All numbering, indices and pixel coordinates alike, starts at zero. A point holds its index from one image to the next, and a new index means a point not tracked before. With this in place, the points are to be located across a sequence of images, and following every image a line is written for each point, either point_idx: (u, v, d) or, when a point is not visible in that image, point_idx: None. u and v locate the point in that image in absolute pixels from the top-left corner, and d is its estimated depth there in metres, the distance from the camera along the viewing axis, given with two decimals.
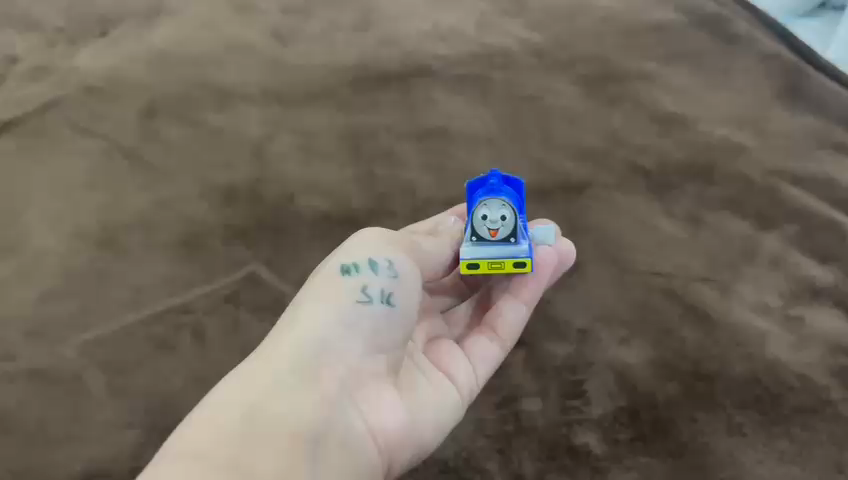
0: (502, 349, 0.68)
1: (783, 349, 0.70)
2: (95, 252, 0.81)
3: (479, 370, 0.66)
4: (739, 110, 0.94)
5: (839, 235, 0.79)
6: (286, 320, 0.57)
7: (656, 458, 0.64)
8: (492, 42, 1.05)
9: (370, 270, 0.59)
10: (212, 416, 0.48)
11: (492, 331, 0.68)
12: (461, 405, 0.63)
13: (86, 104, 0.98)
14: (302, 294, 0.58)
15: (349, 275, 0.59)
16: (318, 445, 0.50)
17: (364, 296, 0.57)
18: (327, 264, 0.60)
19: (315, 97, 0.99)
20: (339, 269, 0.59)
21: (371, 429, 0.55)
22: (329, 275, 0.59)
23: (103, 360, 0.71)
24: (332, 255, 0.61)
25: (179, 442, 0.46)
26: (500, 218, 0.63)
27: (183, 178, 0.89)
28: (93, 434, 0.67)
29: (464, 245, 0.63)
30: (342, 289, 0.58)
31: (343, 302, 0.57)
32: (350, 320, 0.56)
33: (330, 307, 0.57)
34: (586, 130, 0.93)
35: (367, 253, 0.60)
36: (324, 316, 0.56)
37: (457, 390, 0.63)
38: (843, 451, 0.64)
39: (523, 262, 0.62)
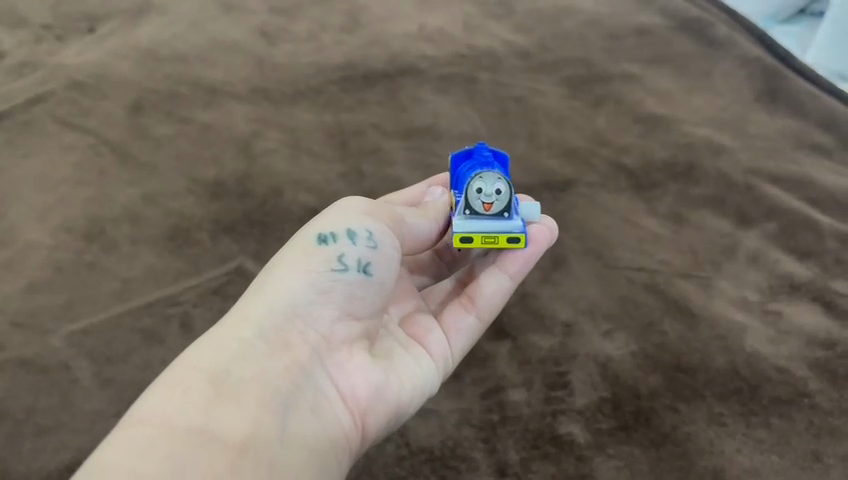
0: (479, 321, 0.68)
1: (761, 342, 0.71)
2: (82, 245, 0.82)
3: (454, 342, 0.67)
4: (720, 112, 0.96)
5: (817, 233, 0.81)
6: (258, 287, 0.58)
7: (638, 447, 0.65)
8: (479, 44, 1.07)
9: (348, 240, 0.60)
10: (181, 379, 0.50)
11: (470, 302, 0.68)
12: (437, 372, 0.64)
13: (77, 101, 0.99)
14: (276, 262, 0.59)
15: (326, 244, 0.60)
16: (286, 408, 0.51)
17: (340, 265, 0.58)
18: (305, 233, 0.61)
19: (304, 95, 1.00)
20: (316, 239, 0.60)
21: (341, 395, 0.56)
22: (304, 244, 0.60)
23: (91, 350, 0.72)
24: (311, 224, 0.62)
25: (148, 403, 0.48)
26: (495, 192, 0.64)
27: (172, 174, 0.90)
28: (79, 422, 0.67)
29: (456, 219, 0.64)
30: (317, 257, 0.59)
31: (318, 270, 0.58)
32: (324, 288, 0.57)
33: (305, 275, 0.58)
34: (571, 129, 0.94)
35: (345, 223, 0.61)
36: (298, 284, 0.57)
37: (432, 360, 0.64)
38: (820, 441, 0.65)
39: (518, 237, 0.64)
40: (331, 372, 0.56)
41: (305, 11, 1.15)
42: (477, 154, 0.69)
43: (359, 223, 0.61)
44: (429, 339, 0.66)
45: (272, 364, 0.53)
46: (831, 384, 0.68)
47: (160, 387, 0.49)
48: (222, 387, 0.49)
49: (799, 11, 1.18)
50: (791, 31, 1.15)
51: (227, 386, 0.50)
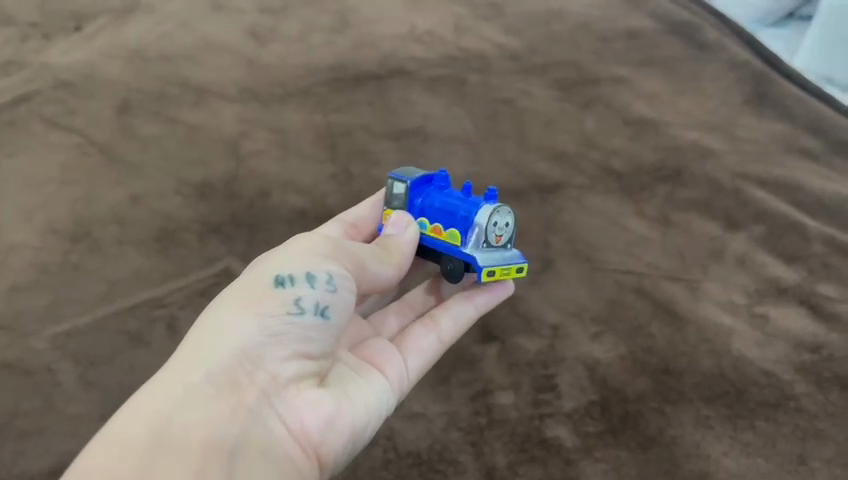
0: (440, 342, 0.65)
1: (748, 345, 0.72)
2: (68, 246, 0.81)
3: (412, 363, 0.63)
4: (708, 115, 0.96)
5: (804, 236, 0.81)
6: (206, 323, 0.52)
7: (625, 450, 0.65)
8: (469, 45, 1.07)
9: (306, 283, 0.54)
10: (119, 434, 0.45)
11: (430, 326, 0.66)
12: (395, 400, 0.60)
13: (64, 100, 0.98)
14: (226, 297, 0.53)
15: (282, 284, 0.54)
16: (236, 462, 0.46)
17: (296, 309, 0.53)
18: (260, 268, 0.55)
19: (293, 96, 0.99)
20: (270, 277, 0.54)
21: (297, 439, 0.51)
22: (259, 282, 0.54)
23: (75, 352, 0.71)
24: (267, 259, 0.56)
25: (83, 463, 0.43)
26: (505, 224, 0.65)
27: (159, 175, 0.89)
28: (63, 426, 0.67)
29: (478, 252, 0.63)
30: (271, 301, 0.53)
31: (271, 313, 0.52)
32: (278, 332, 0.52)
33: (258, 317, 0.52)
34: (560, 132, 0.94)
35: (304, 262, 0.55)
36: (249, 326, 0.51)
37: (387, 382, 0.59)
38: (806, 444, 0.65)
39: (523, 267, 0.66)
40: (285, 416, 0.51)
41: (294, 11, 1.15)
42: (443, 178, 0.68)
43: (318, 263, 0.55)
44: (386, 363, 0.61)
45: (219, 413, 0.48)
46: (817, 387, 0.68)
47: (96, 443, 0.44)
48: (165, 440, 0.45)
49: (787, 15, 1.19)
50: (780, 35, 1.16)
51: (171, 438, 0.45)
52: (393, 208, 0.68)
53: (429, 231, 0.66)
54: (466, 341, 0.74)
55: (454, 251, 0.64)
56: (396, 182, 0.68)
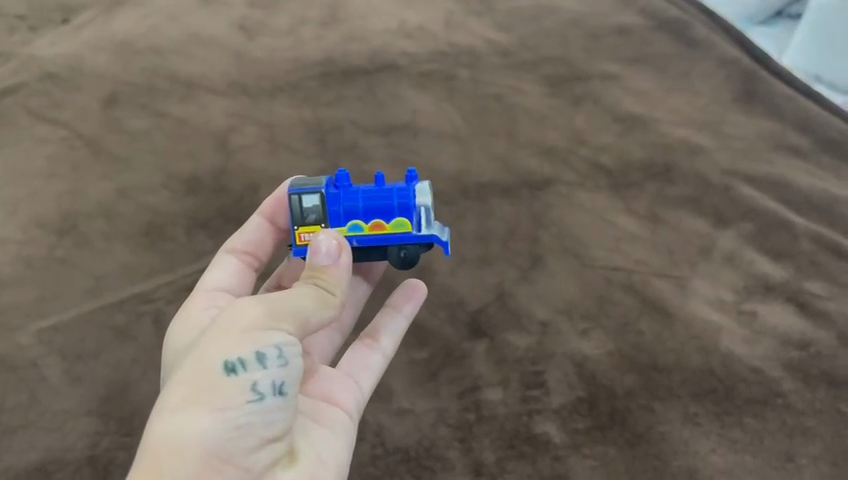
0: (384, 358, 0.64)
1: (736, 342, 0.72)
2: (53, 240, 0.80)
3: (364, 384, 0.61)
4: (697, 112, 0.96)
5: (792, 234, 0.81)
6: (157, 430, 0.45)
7: (613, 446, 0.65)
8: (460, 40, 1.06)
9: (259, 366, 0.46)
10: None
11: (372, 344, 0.63)
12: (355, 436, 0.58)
13: (50, 93, 0.97)
14: (172, 393, 0.46)
15: (232, 371, 0.46)
16: None
17: (254, 397, 0.46)
18: (203, 350, 0.47)
19: (282, 90, 0.99)
20: (216, 363, 0.46)
21: None
22: (205, 371, 0.46)
23: (61, 347, 0.71)
24: (210, 336, 0.48)
25: None
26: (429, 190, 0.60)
27: (147, 169, 0.89)
28: (48, 422, 0.66)
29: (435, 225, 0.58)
30: (225, 393, 0.46)
31: (229, 408, 0.45)
32: (240, 427, 0.45)
33: (215, 416, 0.45)
34: (550, 128, 0.94)
35: (252, 337, 0.47)
36: (207, 430, 0.45)
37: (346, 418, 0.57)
38: (793, 440, 0.65)
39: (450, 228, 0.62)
40: None
41: (284, 5, 1.14)
42: (345, 177, 0.57)
43: (266, 335, 0.47)
44: (338, 394, 0.58)
45: None
46: (804, 384, 0.69)
47: None
48: None
49: (776, 13, 1.19)
50: (769, 33, 1.16)
51: None
52: (310, 226, 0.56)
53: (367, 231, 0.57)
54: (455, 337, 0.73)
55: (406, 239, 0.57)
56: (303, 196, 0.56)
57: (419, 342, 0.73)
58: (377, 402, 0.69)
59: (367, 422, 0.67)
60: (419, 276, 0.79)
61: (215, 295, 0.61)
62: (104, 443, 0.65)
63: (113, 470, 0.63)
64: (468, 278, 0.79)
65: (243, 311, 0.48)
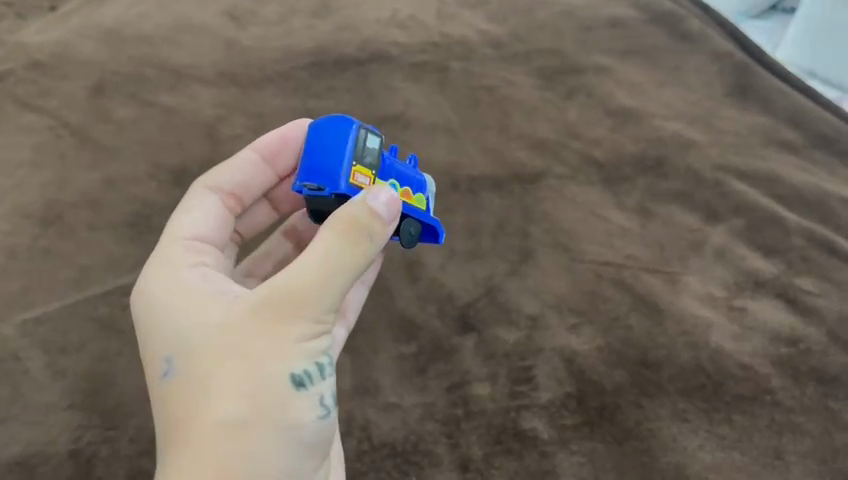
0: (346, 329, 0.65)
1: (726, 339, 0.72)
2: (38, 231, 0.79)
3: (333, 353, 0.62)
4: (690, 107, 0.95)
5: (783, 229, 0.81)
6: (233, 443, 0.48)
7: (602, 443, 0.65)
8: (452, 30, 1.05)
9: (321, 378, 0.51)
10: None
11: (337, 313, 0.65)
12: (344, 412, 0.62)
13: (36, 80, 0.95)
14: (238, 404, 0.49)
15: (300, 385, 0.50)
16: None
17: (322, 410, 0.51)
18: (264, 361, 0.49)
19: (271, 80, 0.97)
20: (286, 377, 0.50)
21: None
22: (273, 384, 0.49)
23: (43, 340, 0.71)
24: (267, 343, 0.50)
25: None
26: None
27: (133, 159, 0.87)
28: (31, 416, 0.66)
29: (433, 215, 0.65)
30: (299, 408, 0.50)
31: (302, 422, 0.50)
32: (311, 439, 0.51)
33: (289, 428, 0.49)
34: (542, 121, 0.93)
35: (311, 348, 0.51)
36: (286, 445, 0.49)
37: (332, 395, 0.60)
38: (782, 437, 0.66)
39: None
40: None
41: None
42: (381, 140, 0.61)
43: (319, 342, 0.51)
44: None
45: None
46: (793, 380, 0.69)
47: None
48: None
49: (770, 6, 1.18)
50: (764, 28, 1.15)
51: None
52: (364, 168, 0.56)
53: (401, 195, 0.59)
54: (444, 331, 0.73)
55: (420, 216, 0.61)
56: (368, 137, 0.57)
57: (408, 335, 0.73)
58: (364, 397, 0.68)
59: (354, 418, 0.67)
60: (407, 269, 0.78)
61: (204, 250, 0.60)
62: (87, 436, 0.65)
63: (95, 464, 0.63)
64: (457, 272, 0.78)
65: (297, 314, 0.50)
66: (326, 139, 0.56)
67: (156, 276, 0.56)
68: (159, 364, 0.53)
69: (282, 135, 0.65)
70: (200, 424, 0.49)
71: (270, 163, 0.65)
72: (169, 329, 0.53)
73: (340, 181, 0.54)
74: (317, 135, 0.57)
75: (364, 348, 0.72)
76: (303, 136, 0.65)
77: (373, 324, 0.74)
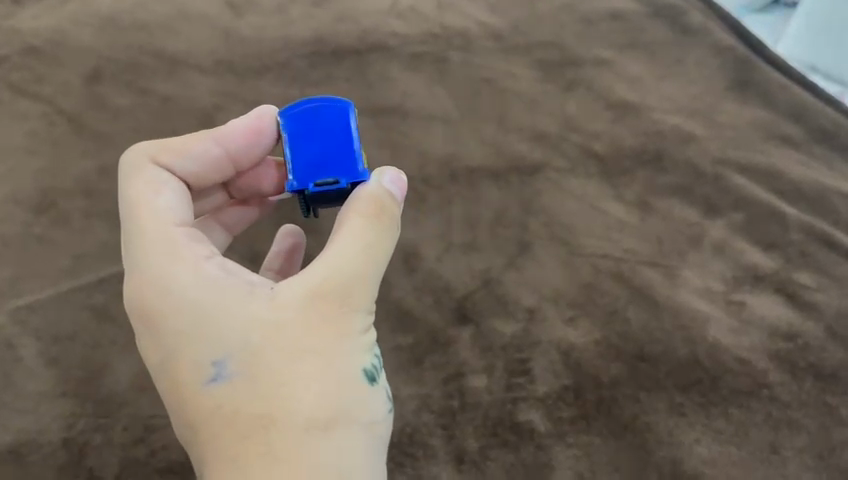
0: None
1: (723, 333, 0.72)
2: (32, 218, 0.79)
3: None
4: (691, 101, 0.94)
5: (783, 224, 0.80)
6: (326, 445, 0.46)
7: (598, 436, 0.66)
8: (452, 22, 1.01)
9: (380, 373, 0.52)
10: None
11: None
12: None
13: (30, 67, 0.94)
14: (322, 405, 0.47)
15: (371, 381, 0.50)
16: None
17: (387, 404, 0.51)
18: (338, 357, 0.48)
19: (268, 68, 0.96)
20: (359, 373, 0.49)
21: None
22: (351, 381, 0.48)
23: (36, 327, 0.70)
24: (336, 340, 0.48)
25: None
26: None
27: (128, 146, 0.87)
28: (24, 405, 0.66)
29: None
30: (374, 404, 0.49)
31: (378, 417, 0.50)
32: (383, 434, 0.51)
33: (369, 424, 0.49)
34: (542, 113, 0.92)
35: (368, 341, 0.51)
36: (370, 442, 0.49)
37: None
38: (778, 432, 0.66)
39: None
40: None
41: None
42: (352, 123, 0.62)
43: (370, 335, 0.51)
44: None
45: None
46: (791, 375, 0.69)
47: None
48: None
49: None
50: (764, 23, 1.14)
51: None
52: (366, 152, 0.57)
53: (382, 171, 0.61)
54: (441, 322, 0.73)
55: None
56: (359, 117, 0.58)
57: (404, 326, 0.72)
58: None
59: None
60: (404, 260, 0.77)
61: (201, 237, 0.53)
62: (80, 424, 0.65)
63: (89, 452, 0.64)
64: (454, 264, 0.77)
65: (355, 307, 0.50)
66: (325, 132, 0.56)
67: (174, 270, 0.50)
68: (202, 369, 0.47)
69: (249, 126, 0.57)
70: (284, 431, 0.46)
71: (234, 156, 0.58)
72: (209, 329, 0.48)
73: (358, 170, 0.55)
74: (307, 121, 0.56)
75: None
76: (273, 128, 0.58)
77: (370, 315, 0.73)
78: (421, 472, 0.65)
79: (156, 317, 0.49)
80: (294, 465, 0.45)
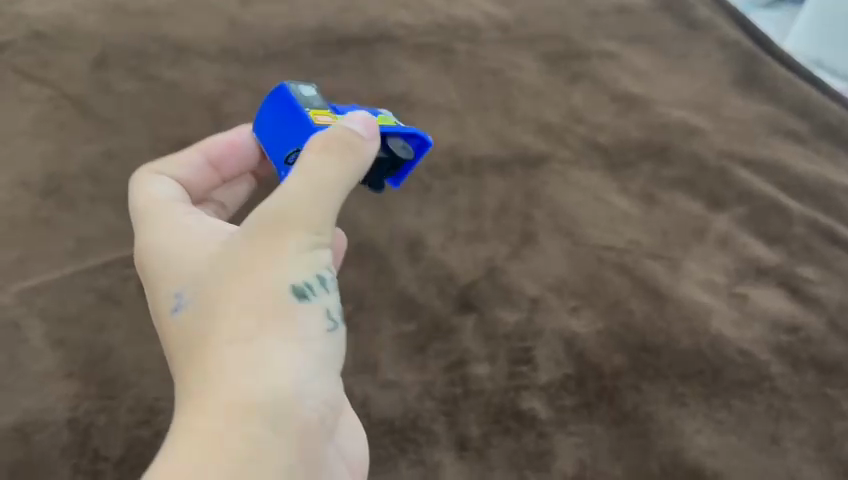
0: None
1: (726, 325, 0.72)
2: (38, 201, 0.79)
3: None
4: (697, 97, 0.93)
5: (786, 219, 0.81)
6: (241, 359, 0.45)
7: (599, 424, 0.66)
8: (458, 13, 1.01)
9: (325, 291, 0.48)
10: None
11: None
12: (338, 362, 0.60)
13: (37, 48, 0.94)
14: (240, 320, 0.46)
15: (303, 297, 0.47)
16: None
17: (330, 323, 0.48)
18: (263, 274, 0.47)
19: (273, 56, 0.95)
20: (286, 289, 0.47)
21: None
22: (275, 297, 0.46)
23: (42, 308, 0.71)
24: (263, 257, 0.47)
25: None
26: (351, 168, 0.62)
27: (135, 130, 0.87)
28: (26, 385, 0.66)
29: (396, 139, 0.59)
30: (303, 324, 0.47)
31: (310, 337, 0.47)
32: (325, 356, 0.47)
33: (297, 342, 0.46)
34: (548, 104, 0.92)
35: (309, 258, 0.48)
36: (296, 361, 0.46)
37: None
38: (779, 423, 0.67)
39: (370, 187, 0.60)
40: None
41: None
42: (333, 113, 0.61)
43: (317, 254, 0.49)
44: None
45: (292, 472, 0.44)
46: (792, 367, 0.70)
47: None
48: None
49: None
50: (772, 17, 1.14)
51: None
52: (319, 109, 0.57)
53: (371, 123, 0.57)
54: (445, 310, 0.73)
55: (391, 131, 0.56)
56: (300, 88, 0.59)
57: (408, 313, 0.72)
58: (363, 373, 0.68)
59: (354, 394, 0.67)
60: (408, 250, 0.77)
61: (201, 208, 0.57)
62: (85, 406, 0.65)
63: (93, 432, 0.64)
64: (459, 253, 0.77)
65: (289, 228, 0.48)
66: (292, 118, 0.57)
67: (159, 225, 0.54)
68: (167, 301, 0.50)
69: (229, 140, 0.61)
70: (208, 349, 0.46)
71: (216, 167, 0.61)
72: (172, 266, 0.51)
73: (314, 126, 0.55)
74: (265, 124, 0.59)
75: (363, 325, 0.71)
76: (251, 144, 0.62)
77: (373, 301, 0.73)
78: (423, 457, 0.64)
79: (142, 265, 0.53)
80: (209, 379, 0.45)
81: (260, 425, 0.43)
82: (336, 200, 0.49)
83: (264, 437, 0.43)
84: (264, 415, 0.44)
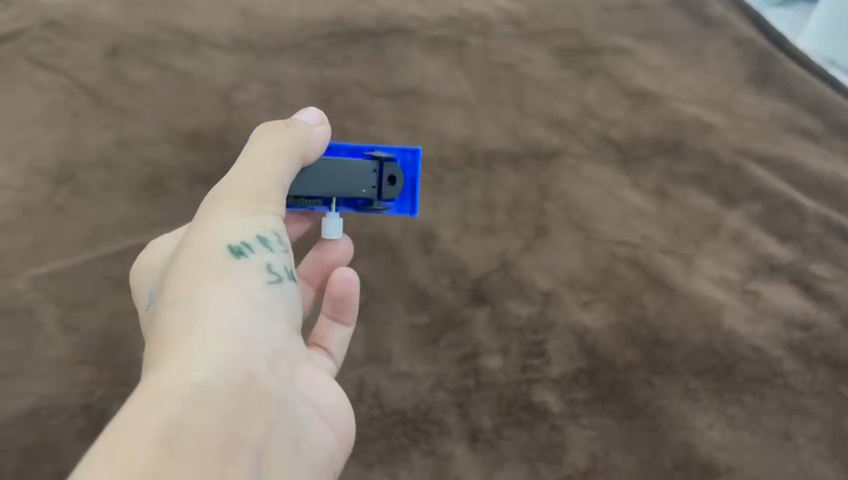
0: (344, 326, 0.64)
1: (738, 322, 0.75)
2: (52, 187, 0.80)
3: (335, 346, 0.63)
4: (712, 95, 0.84)
5: (800, 215, 0.79)
6: (186, 308, 0.47)
7: (609, 417, 0.72)
8: (470, 3, 0.88)
9: (265, 249, 0.52)
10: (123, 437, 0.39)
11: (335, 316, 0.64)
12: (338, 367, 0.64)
13: (22, 20, 0.86)
14: (186, 278, 0.49)
15: (242, 253, 0.51)
16: (261, 454, 0.44)
17: (272, 276, 0.51)
18: (204, 238, 0.51)
19: (284, 48, 0.87)
20: (224, 246, 0.50)
21: (319, 416, 0.51)
22: (213, 253, 0.50)
23: (57, 295, 0.75)
24: (204, 226, 0.52)
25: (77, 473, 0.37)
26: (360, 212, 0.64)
27: (145, 118, 0.83)
28: (41, 370, 0.73)
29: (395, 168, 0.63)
30: (241, 273, 0.50)
31: (249, 284, 0.50)
32: (265, 303, 0.50)
33: (235, 287, 0.49)
34: (560, 98, 0.85)
35: (248, 222, 0.52)
36: (233, 302, 0.48)
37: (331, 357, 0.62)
38: (792, 419, 0.71)
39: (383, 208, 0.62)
40: (305, 392, 0.50)
41: None
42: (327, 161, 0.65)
43: (258, 219, 0.53)
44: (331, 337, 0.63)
45: (232, 401, 0.44)
46: (805, 364, 0.73)
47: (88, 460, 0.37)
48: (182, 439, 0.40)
49: None
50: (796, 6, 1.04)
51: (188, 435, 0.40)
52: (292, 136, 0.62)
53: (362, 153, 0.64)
54: (456, 302, 0.76)
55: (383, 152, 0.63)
56: None
57: (421, 304, 0.75)
58: (376, 363, 0.73)
59: (366, 383, 0.73)
60: (420, 245, 0.77)
61: None
62: (98, 392, 0.72)
63: (107, 416, 0.72)
64: (472, 246, 0.78)
65: (228, 199, 0.53)
66: None
67: (149, 255, 0.59)
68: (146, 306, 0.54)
69: None
70: (156, 311, 0.49)
71: None
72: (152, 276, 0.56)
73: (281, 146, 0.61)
74: None
75: (378, 314, 0.75)
76: None
77: (386, 292, 0.76)
78: (435, 447, 0.71)
79: (136, 292, 0.58)
80: (161, 335, 0.46)
81: (206, 361, 0.44)
82: (275, 171, 0.55)
83: (211, 372, 0.44)
84: (208, 352, 0.45)
